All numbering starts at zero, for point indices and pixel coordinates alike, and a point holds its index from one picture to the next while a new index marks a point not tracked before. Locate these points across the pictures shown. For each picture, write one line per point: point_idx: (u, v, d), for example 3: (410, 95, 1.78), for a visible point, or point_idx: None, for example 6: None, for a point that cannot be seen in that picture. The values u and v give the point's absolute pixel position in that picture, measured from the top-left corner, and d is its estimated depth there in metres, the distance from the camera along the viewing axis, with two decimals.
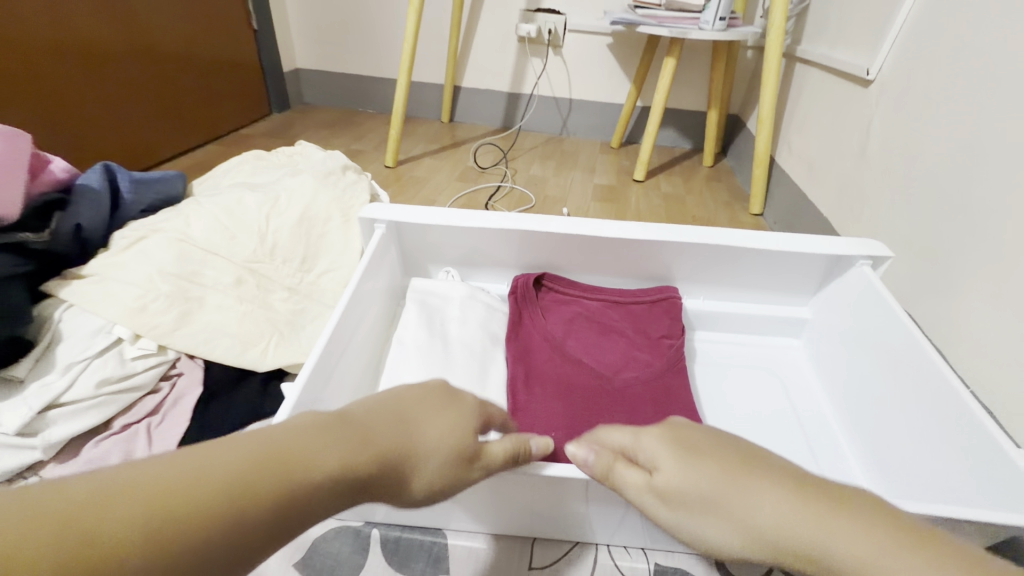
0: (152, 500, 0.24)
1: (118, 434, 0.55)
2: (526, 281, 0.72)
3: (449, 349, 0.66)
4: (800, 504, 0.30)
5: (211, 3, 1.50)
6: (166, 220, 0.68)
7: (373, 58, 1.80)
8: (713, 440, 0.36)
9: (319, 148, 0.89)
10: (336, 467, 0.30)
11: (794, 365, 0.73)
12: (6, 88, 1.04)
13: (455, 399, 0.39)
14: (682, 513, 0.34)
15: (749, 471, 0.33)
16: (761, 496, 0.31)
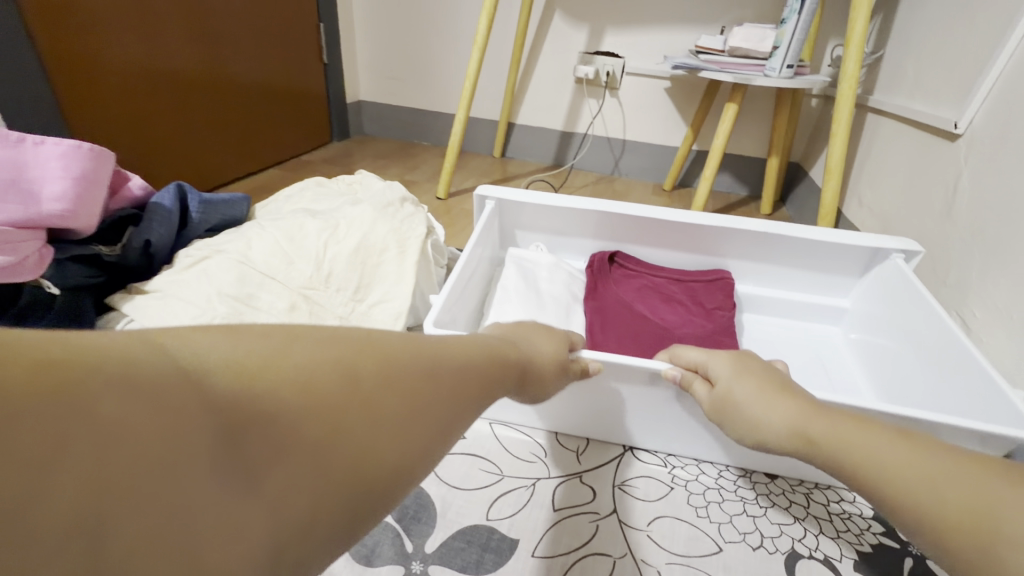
0: (410, 354, 0.29)
1: None
2: (601, 257, 0.85)
3: (542, 299, 0.77)
4: (814, 414, 0.41)
5: (289, 38, 1.59)
6: (229, 242, 0.69)
7: (433, 94, 1.86)
8: (769, 373, 0.48)
9: (378, 177, 0.89)
10: (505, 360, 0.39)
11: (834, 346, 0.83)
12: (97, 109, 1.11)
13: (553, 328, 0.51)
14: (734, 411, 0.46)
15: (785, 394, 0.44)
16: (801, 406, 0.42)
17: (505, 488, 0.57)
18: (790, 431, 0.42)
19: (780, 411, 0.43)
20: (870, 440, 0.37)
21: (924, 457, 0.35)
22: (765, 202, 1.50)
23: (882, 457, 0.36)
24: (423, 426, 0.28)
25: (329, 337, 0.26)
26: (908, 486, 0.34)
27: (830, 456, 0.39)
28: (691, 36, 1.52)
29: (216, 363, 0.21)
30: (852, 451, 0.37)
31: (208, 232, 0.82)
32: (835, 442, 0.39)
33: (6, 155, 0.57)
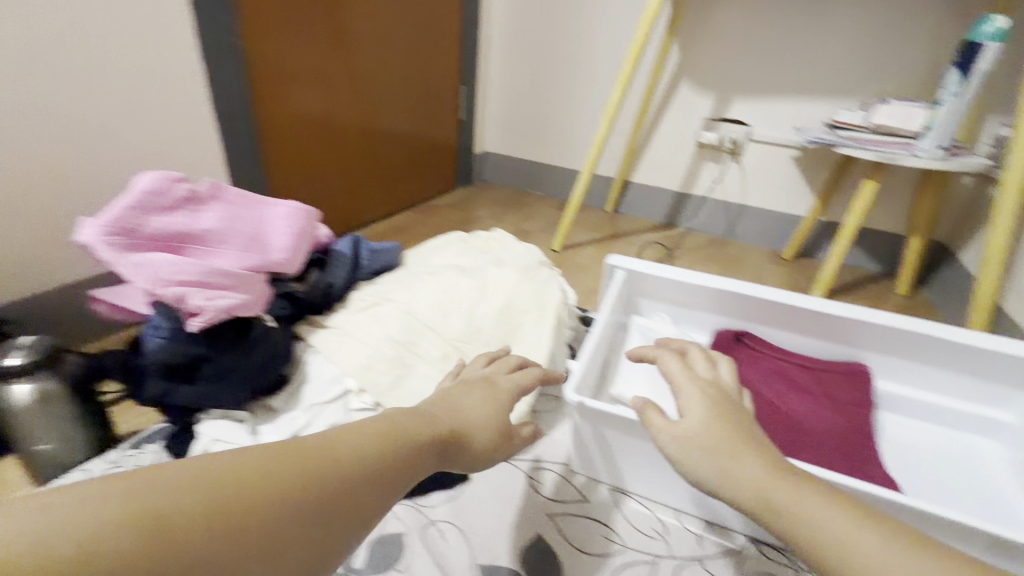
0: (302, 470, 0.31)
1: None
2: (727, 335, 0.86)
3: (667, 370, 0.80)
4: (808, 487, 0.38)
5: (435, 98, 1.80)
6: (397, 292, 0.79)
7: (553, 150, 1.98)
8: (743, 421, 0.44)
9: (516, 238, 0.99)
10: (421, 439, 0.40)
11: (992, 467, 0.75)
12: (285, 159, 1.34)
13: (496, 384, 0.53)
14: (696, 455, 0.43)
15: (746, 448, 0.42)
16: (770, 466, 0.40)
17: (628, 560, 0.59)
18: (766, 490, 0.39)
19: (758, 470, 0.40)
20: (848, 519, 0.36)
21: (919, 559, 0.33)
22: (902, 281, 1.40)
23: (870, 551, 0.34)
24: (316, 537, 0.30)
25: (207, 473, 0.28)
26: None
27: (803, 536, 0.36)
28: (825, 108, 1.50)
29: (56, 537, 0.23)
30: (832, 531, 0.35)
31: (372, 276, 0.94)
32: (805, 516, 0.37)
33: (250, 215, 0.72)
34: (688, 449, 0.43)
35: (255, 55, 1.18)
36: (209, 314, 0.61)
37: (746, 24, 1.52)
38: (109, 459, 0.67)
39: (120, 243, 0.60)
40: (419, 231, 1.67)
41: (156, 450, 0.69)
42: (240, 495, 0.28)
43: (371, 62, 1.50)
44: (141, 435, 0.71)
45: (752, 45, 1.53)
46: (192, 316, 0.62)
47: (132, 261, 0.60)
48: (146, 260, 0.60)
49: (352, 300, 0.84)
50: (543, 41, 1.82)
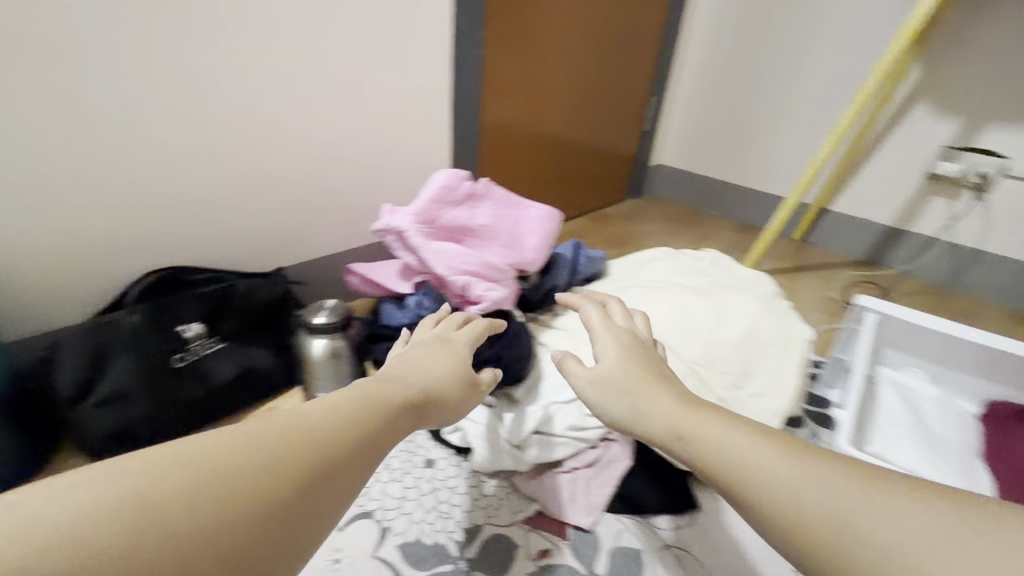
0: (260, 471, 0.30)
1: (567, 474, 0.65)
2: (1009, 410, 0.72)
3: (937, 439, 0.71)
4: (685, 407, 0.43)
5: (625, 109, 1.80)
6: (629, 304, 0.80)
7: (738, 168, 1.86)
8: (619, 361, 0.49)
9: (739, 264, 0.95)
10: (396, 403, 0.40)
11: None
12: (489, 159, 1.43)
13: (452, 341, 0.54)
14: (611, 395, 0.48)
15: (653, 387, 0.46)
16: (674, 400, 0.44)
17: None
18: (680, 428, 0.41)
19: (680, 415, 0.42)
20: (748, 442, 0.37)
21: (790, 463, 0.34)
22: None
23: (790, 480, 0.33)
24: (291, 535, 0.29)
25: (153, 496, 0.26)
26: (837, 529, 0.30)
27: (729, 479, 0.36)
28: None
29: (63, 533, 0.24)
30: (760, 465, 0.35)
31: (582, 282, 0.97)
32: (710, 446, 0.38)
33: (511, 215, 0.77)
34: (608, 390, 0.48)
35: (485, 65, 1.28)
36: (486, 305, 0.67)
37: None
38: None
39: (423, 233, 0.68)
40: (594, 239, 1.66)
41: None
42: (228, 478, 0.28)
43: (547, 71, 1.47)
44: None
45: None
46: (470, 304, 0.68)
47: (431, 249, 0.68)
48: (436, 251, 0.68)
49: None
50: (752, 53, 1.72)
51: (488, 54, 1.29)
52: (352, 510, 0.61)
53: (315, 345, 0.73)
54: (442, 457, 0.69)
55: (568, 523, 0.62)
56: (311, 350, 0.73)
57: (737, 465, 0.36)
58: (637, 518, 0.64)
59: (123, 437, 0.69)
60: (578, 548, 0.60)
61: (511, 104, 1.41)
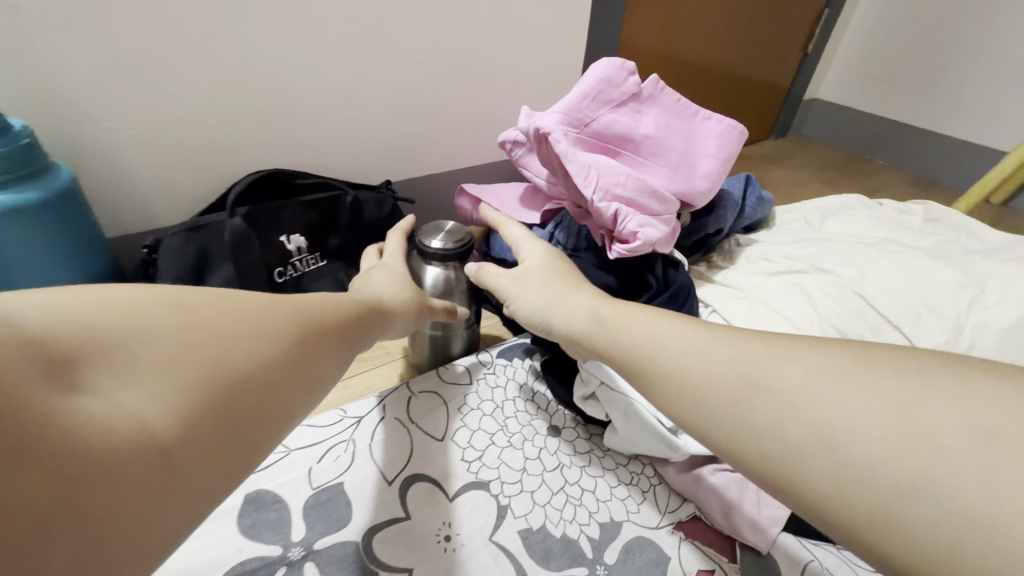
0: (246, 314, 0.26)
1: (734, 474, 0.49)
2: None
3: None
4: (601, 301, 0.41)
5: (790, 24, 1.45)
6: (831, 264, 0.60)
7: (929, 106, 1.46)
8: (541, 264, 0.47)
9: (982, 226, 0.69)
10: (374, 300, 0.40)
11: None
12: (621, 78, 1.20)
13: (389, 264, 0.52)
14: (524, 289, 0.46)
15: (573, 285, 0.44)
16: (591, 294, 0.42)
17: None
18: (601, 316, 0.39)
19: (605, 308, 0.39)
20: (690, 337, 0.32)
21: (759, 353, 0.28)
22: None
23: (766, 374, 0.27)
24: (308, 371, 0.27)
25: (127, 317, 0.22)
26: (799, 424, 0.24)
27: (668, 383, 0.31)
28: None
29: (110, 316, 0.22)
30: (703, 361, 0.30)
31: (744, 230, 0.77)
32: (643, 339, 0.34)
33: (682, 127, 0.57)
34: (525, 284, 0.46)
35: None
36: (641, 244, 0.49)
37: None
38: (481, 362, 0.62)
39: (570, 137, 0.49)
40: None
41: (524, 367, 0.62)
42: (263, 303, 0.28)
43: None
44: (504, 343, 0.66)
45: None
46: (617, 240, 0.50)
47: (579, 160, 0.49)
48: (592, 161, 0.49)
49: (744, 255, 0.68)
50: None
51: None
52: (463, 480, 0.50)
53: (429, 275, 0.60)
54: (569, 426, 0.56)
55: (736, 538, 0.47)
56: (423, 281, 0.60)
57: (681, 361, 0.31)
58: (828, 546, 0.48)
59: None
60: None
61: (654, 14, 1.15)
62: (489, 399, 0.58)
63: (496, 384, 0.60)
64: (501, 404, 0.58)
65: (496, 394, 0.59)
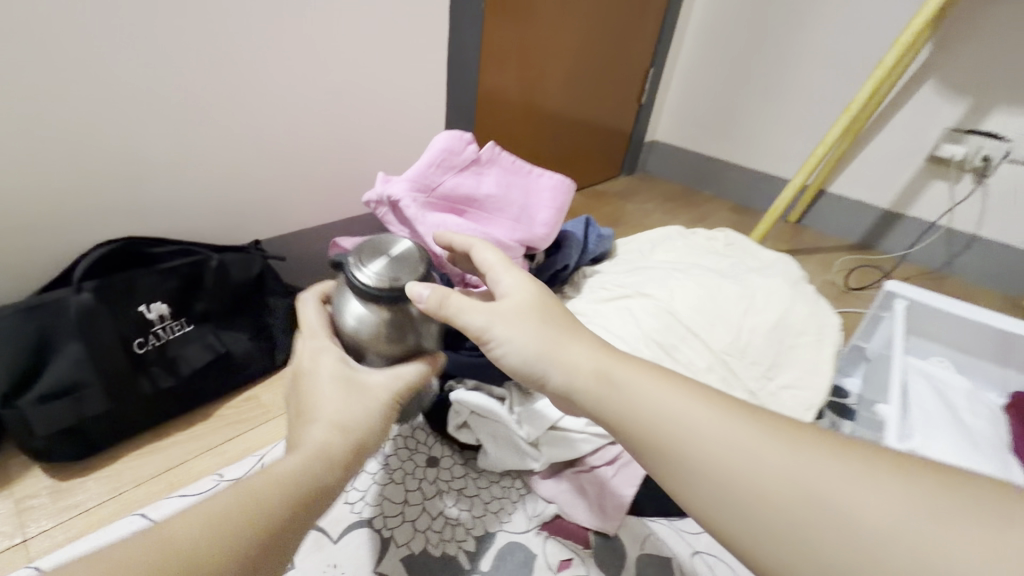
0: (302, 471, 0.36)
1: (586, 474, 0.57)
2: None
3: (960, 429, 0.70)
4: (619, 365, 0.39)
5: (625, 80, 1.70)
6: (649, 287, 0.73)
7: (737, 148, 1.80)
8: (532, 307, 0.42)
9: (758, 245, 0.89)
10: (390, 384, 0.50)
11: None
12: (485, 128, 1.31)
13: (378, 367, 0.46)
14: (524, 340, 0.40)
15: (579, 339, 0.41)
16: (607, 354, 0.40)
17: None
18: (633, 395, 0.37)
19: (627, 377, 0.38)
20: (733, 429, 0.34)
21: (795, 463, 0.31)
22: None
23: (801, 495, 0.30)
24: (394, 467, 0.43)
25: (216, 500, 0.33)
26: (879, 557, 0.27)
27: (688, 463, 0.34)
28: None
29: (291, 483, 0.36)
30: (757, 466, 0.32)
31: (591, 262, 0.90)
32: (675, 422, 0.35)
33: (518, 184, 0.67)
34: (528, 327, 0.41)
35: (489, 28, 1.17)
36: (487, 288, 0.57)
37: None
38: None
39: (418, 203, 0.57)
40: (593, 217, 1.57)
41: None
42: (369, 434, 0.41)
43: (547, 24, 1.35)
44: None
45: None
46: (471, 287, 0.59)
47: (427, 223, 0.57)
48: (438, 222, 0.57)
49: (588, 285, 0.81)
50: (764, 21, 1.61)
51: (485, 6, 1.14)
52: (350, 522, 0.53)
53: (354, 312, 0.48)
54: (446, 456, 0.62)
55: (590, 528, 0.56)
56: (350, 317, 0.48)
57: (713, 455, 0.33)
58: (662, 520, 0.58)
59: (74, 437, 0.59)
60: (604, 557, 0.54)
61: (508, 69, 1.30)
62: None
63: None
64: (384, 445, 0.62)
65: None
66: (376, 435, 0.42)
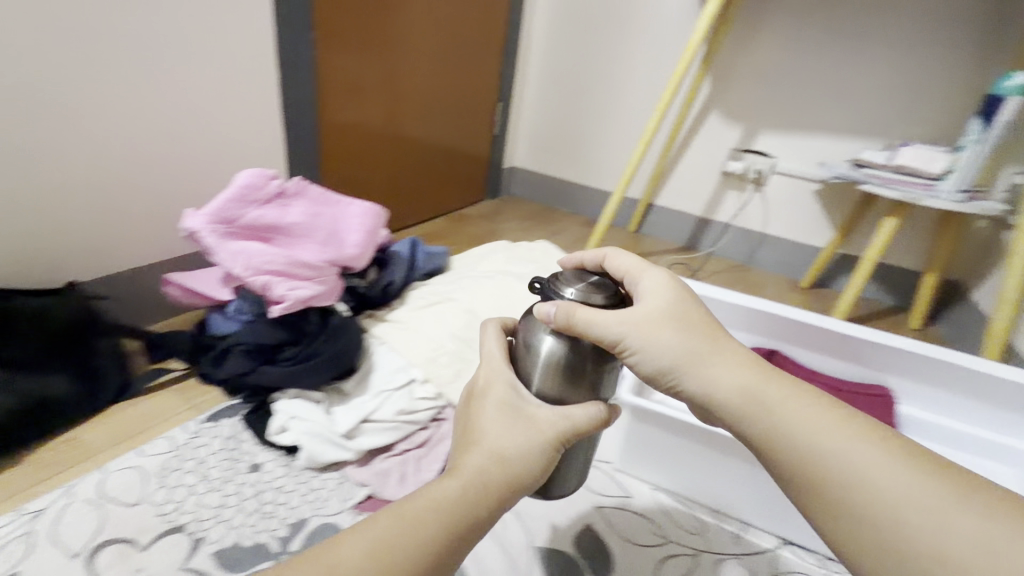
0: (453, 500, 0.39)
1: (397, 456, 0.68)
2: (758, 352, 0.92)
3: None
4: (752, 372, 0.42)
5: (479, 108, 1.80)
6: (455, 293, 0.87)
7: (581, 169, 1.98)
8: (679, 321, 0.45)
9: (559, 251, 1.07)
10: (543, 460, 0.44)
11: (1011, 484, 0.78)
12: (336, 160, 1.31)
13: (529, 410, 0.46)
14: (647, 342, 0.44)
15: (726, 350, 0.44)
16: (751, 368, 0.43)
17: (672, 553, 0.64)
18: (746, 387, 0.42)
19: (770, 390, 0.41)
20: (849, 435, 0.37)
21: (905, 476, 0.35)
22: (916, 318, 1.43)
23: (897, 499, 0.34)
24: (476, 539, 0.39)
25: (388, 522, 0.37)
26: (930, 545, 0.32)
27: (794, 456, 0.38)
28: (850, 146, 1.55)
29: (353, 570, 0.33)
30: (841, 455, 0.37)
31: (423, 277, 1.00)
32: (780, 418, 0.40)
33: (329, 212, 0.77)
34: (659, 332, 0.44)
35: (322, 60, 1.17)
36: (291, 302, 0.66)
37: (782, 60, 1.56)
38: (189, 429, 0.71)
39: (219, 233, 0.66)
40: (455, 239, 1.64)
41: (232, 423, 0.72)
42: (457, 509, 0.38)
43: (410, 61, 1.42)
44: (214, 409, 0.75)
45: (790, 79, 1.57)
46: (275, 303, 0.66)
47: (228, 249, 0.65)
48: (240, 250, 0.66)
49: (413, 296, 0.90)
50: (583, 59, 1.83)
51: (317, 37, 1.14)
52: (161, 529, 0.57)
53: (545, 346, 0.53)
54: (269, 459, 0.67)
55: None
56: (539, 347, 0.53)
57: (818, 453, 0.37)
58: None
59: None
60: None
61: (371, 104, 1.35)
62: (194, 458, 0.67)
63: (201, 443, 0.69)
64: (206, 458, 0.67)
65: (201, 451, 0.68)
66: (533, 471, 0.43)
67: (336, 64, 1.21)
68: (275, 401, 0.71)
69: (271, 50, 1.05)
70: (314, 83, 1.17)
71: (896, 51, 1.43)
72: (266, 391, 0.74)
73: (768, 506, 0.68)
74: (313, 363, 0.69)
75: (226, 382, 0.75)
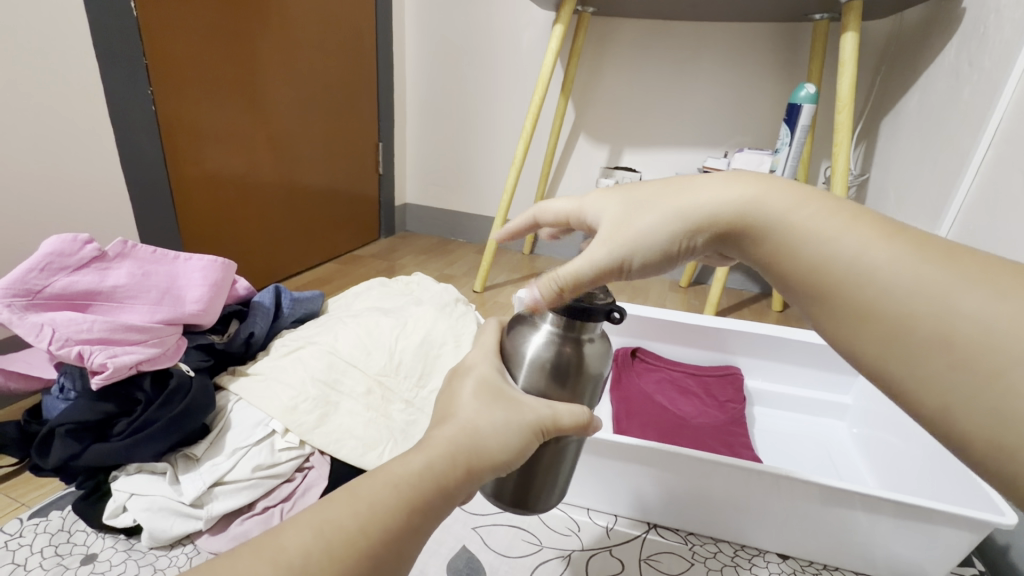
0: (411, 478, 0.35)
1: (258, 515, 0.65)
2: (624, 352, 1.00)
3: None
4: (730, 187, 0.39)
5: (360, 148, 1.79)
6: (320, 337, 0.87)
7: (470, 199, 2.02)
8: (643, 201, 0.41)
9: (432, 279, 1.11)
10: (493, 457, 0.38)
11: (840, 439, 0.90)
12: (191, 204, 1.22)
13: (517, 404, 0.41)
14: (631, 249, 0.40)
15: (701, 179, 0.41)
16: (729, 186, 0.39)
17: (546, 557, 0.66)
18: (724, 205, 0.39)
19: (773, 211, 0.37)
20: (836, 230, 0.35)
21: (935, 273, 0.32)
22: (776, 300, 1.59)
23: (882, 289, 0.33)
24: (398, 554, 0.34)
25: (344, 501, 0.33)
26: (929, 321, 0.31)
27: (790, 250, 0.37)
28: (699, 155, 1.72)
29: None
30: (841, 248, 0.34)
31: (293, 324, 0.95)
32: (798, 238, 0.36)
33: (162, 270, 0.75)
34: (626, 233, 0.40)
35: (165, 105, 1.11)
36: (111, 371, 0.63)
37: (633, 84, 1.72)
38: (6, 531, 0.63)
39: (20, 304, 0.62)
40: (341, 280, 1.57)
41: (64, 514, 0.66)
42: (368, 518, 0.33)
43: (276, 104, 1.40)
44: (42, 503, 0.68)
45: (640, 99, 1.74)
46: (95, 373, 0.64)
47: (32, 321, 0.62)
48: (46, 321, 0.62)
49: (277, 345, 0.86)
50: (456, 94, 1.89)
51: (159, 90, 1.10)
52: None
53: (535, 345, 0.48)
54: (107, 547, 0.61)
55: None
56: (526, 351, 0.48)
57: (842, 263, 0.34)
58: None
59: None
60: None
61: (239, 154, 1.32)
62: (14, 563, 0.59)
63: (22, 543, 0.61)
64: (27, 560, 0.59)
65: (20, 553, 0.60)
66: (508, 448, 0.39)
67: (183, 109, 1.16)
68: (114, 480, 0.65)
69: (103, 109, 1.00)
70: (161, 137, 1.12)
71: (724, 71, 1.63)
72: (102, 471, 0.67)
73: (693, 516, 0.70)
74: (145, 433, 0.64)
75: (55, 471, 0.66)
